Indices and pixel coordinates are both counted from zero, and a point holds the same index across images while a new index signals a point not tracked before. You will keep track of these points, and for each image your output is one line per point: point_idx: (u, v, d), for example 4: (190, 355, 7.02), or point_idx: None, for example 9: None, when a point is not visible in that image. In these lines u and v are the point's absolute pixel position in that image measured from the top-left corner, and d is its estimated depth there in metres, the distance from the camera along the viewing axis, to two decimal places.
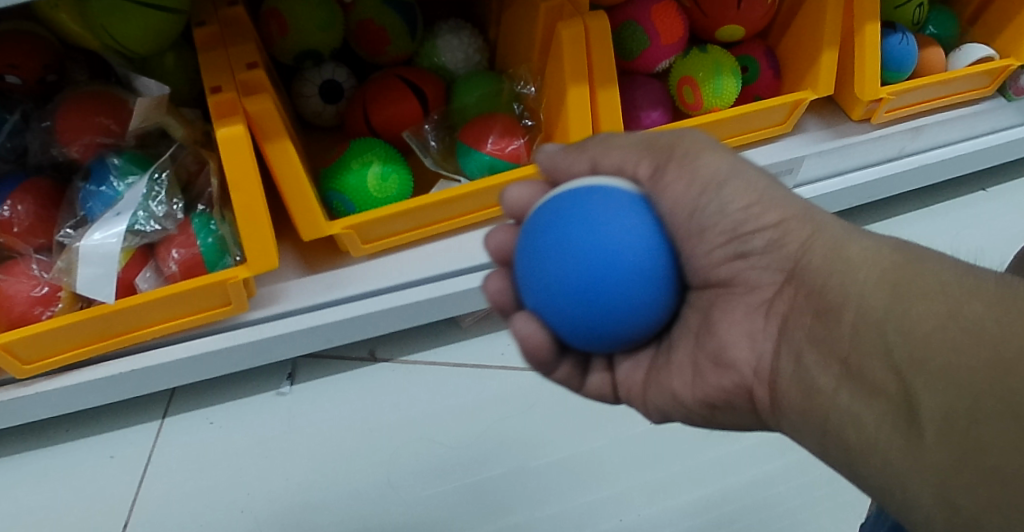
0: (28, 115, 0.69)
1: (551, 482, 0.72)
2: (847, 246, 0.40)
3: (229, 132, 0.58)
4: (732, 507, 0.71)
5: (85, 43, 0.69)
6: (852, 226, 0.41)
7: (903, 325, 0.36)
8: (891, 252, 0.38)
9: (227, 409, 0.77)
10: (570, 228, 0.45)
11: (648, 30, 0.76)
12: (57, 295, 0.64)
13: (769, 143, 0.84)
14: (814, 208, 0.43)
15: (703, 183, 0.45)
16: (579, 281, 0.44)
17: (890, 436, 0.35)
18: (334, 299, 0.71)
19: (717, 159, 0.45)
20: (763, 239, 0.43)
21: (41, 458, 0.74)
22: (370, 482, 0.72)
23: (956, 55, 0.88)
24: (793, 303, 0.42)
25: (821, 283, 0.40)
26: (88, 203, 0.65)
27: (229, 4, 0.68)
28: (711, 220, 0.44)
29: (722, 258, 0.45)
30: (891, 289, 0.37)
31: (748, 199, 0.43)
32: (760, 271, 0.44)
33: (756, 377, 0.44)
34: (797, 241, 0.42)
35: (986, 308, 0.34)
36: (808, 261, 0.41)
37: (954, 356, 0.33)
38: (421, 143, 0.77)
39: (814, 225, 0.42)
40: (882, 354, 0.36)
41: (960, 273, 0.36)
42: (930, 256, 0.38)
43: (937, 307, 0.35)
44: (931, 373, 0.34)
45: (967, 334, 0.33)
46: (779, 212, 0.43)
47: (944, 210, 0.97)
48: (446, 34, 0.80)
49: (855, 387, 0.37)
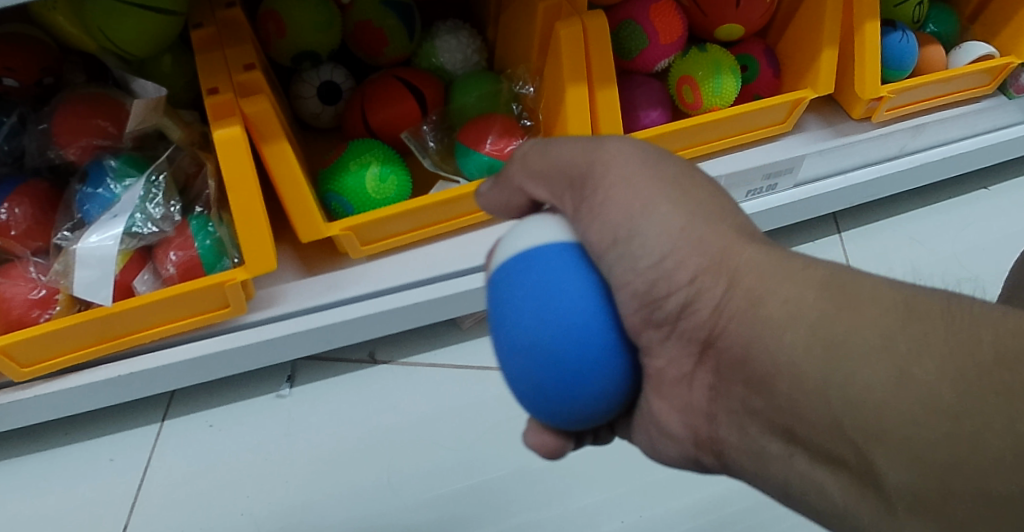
0: (25, 117, 0.68)
1: (551, 484, 0.72)
2: (769, 300, 0.35)
3: (227, 133, 0.58)
4: (735, 508, 0.71)
5: (82, 45, 0.69)
6: (769, 254, 0.37)
7: (849, 394, 0.32)
8: (818, 298, 0.34)
9: (226, 412, 0.77)
10: (515, 323, 0.40)
11: (647, 29, 0.76)
12: (55, 297, 0.64)
13: (769, 142, 0.83)
14: (733, 239, 0.37)
15: (611, 234, 0.38)
16: (549, 385, 0.39)
17: (858, 509, 0.33)
18: (334, 301, 0.71)
19: (628, 196, 0.38)
20: (680, 299, 0.37)
21: (41, 461, 0.74)
22: (370, 484, 0.72)
23: (957, 52, 0.88)
24: (718, 375, 0.39)
25: (743, 350, 0.36)
26: (85, 205, 0.65)
27: (227, 6, 0.68)
28: (623, 278, 0.38)
29: (638, 323, 0.40)
30: (825, 351, 0.33)
31: (659, 251, 0.37)
32: (682, 339, 0.39)
33: (697, 448, 0.43)
34: (713, 301, 0.37)
35: (938, 366, 0.31)
36: (728, 322, 0.37)
37: (915, 430, 0.31)
38: (420, 143, 0.76)
39: (730, 276, 0.36)
40: (832, 429, 0.33)
41: (898, 314, 0.33)
42: (863, 292, 0.34)
43: (880, 369, 0.32)
44: (889, 447, 0.31)
45: (923, 404, 0.31)
46: (692, 267, 0.37)
47: (945, 209, 0.97)
48: (445, 35, 0.79)
49: (809, 454, 0.35)
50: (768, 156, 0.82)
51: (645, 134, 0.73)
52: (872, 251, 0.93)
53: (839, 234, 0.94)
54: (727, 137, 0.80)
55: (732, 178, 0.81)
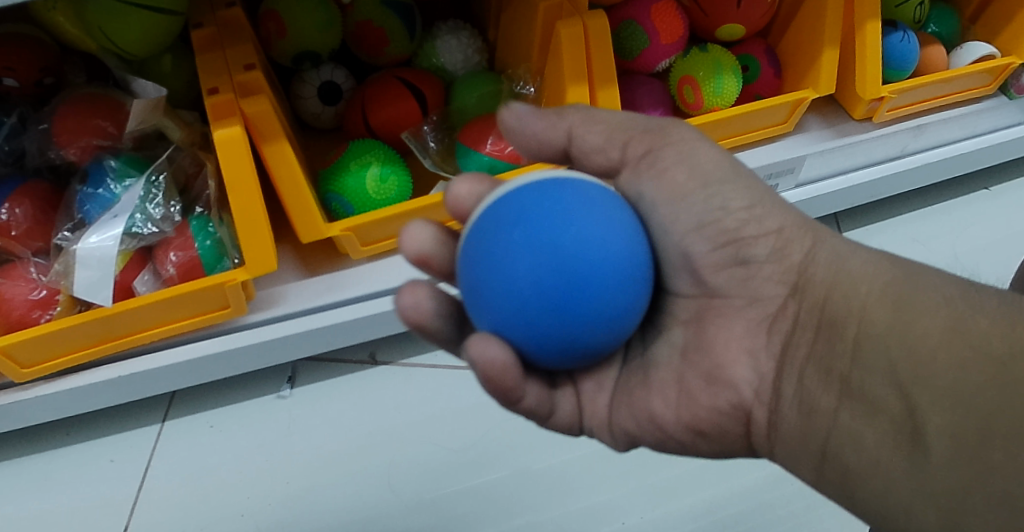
0: (25, 117, 0.68)
1: (551, 485, 0.71)
2: (850, 258, 0.43)
3: (227, 133, 0.58)
4: (736, 510, 0.71)
5: (83, 45, 0.69)
6: (848, 240, 0.45)
7: (908, 338, 0.39)
8: (889, 268, 0.42)
9: (227, 413, 0.76)
10: (537, 230, 0.42)
11: (648, 30, 0.76)
12: (56, 298, 0.63)
13: (770, 142, 0.83)
14: (814, 224, 0.46)
15: (700, 181, 0.46)
16: (552, 293, 0.41)
17: (893, 457, 0.38)
18: (333, 302, 0.70)
19: (719, 161, 0.47)
20: (762, 245, 0.45)
21: (40, 462, 0.74)
22: (371, 486, 0.71)
23: (958, 52, 0.88)
24: (795, 322, 0.45)
25: (821, 296, 0.44)
26: (85, 206, 0.65)
27: (227, 5, 0.68)
28: (711, 220, 0.45)
29: (710, 266, 0.46)
30: (892, 303, 0.41)
31: (748, 200, 0.45)
32: (763, 282, 0.46)
33: (756, 398, 0.45)
34: (800, 251, 0.45)
35: (991, 324, 0.38)
36: (809, 275, 0.45)
37: (964, 373, 0.37)
38: (420, 144, 0.76)
39: (814, 236, 0.45)
40: (886, 371, 0.40)
41: (959, 287, 0.40)
42: (926, 272, 0.42)
43: (939, 320, 0.39)
44: (936, 390, 0.37)
45: (974, 349, 0.37)
46: (779, 220, 0.45)
47: (946, 209, 0.97)
48: (446, 35, 0.79)
49: (855, 404, 0.41)
50: (769, 157, 0.81)
51: None
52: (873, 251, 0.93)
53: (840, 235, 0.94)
54: (728, 137, 0.80)
55: None
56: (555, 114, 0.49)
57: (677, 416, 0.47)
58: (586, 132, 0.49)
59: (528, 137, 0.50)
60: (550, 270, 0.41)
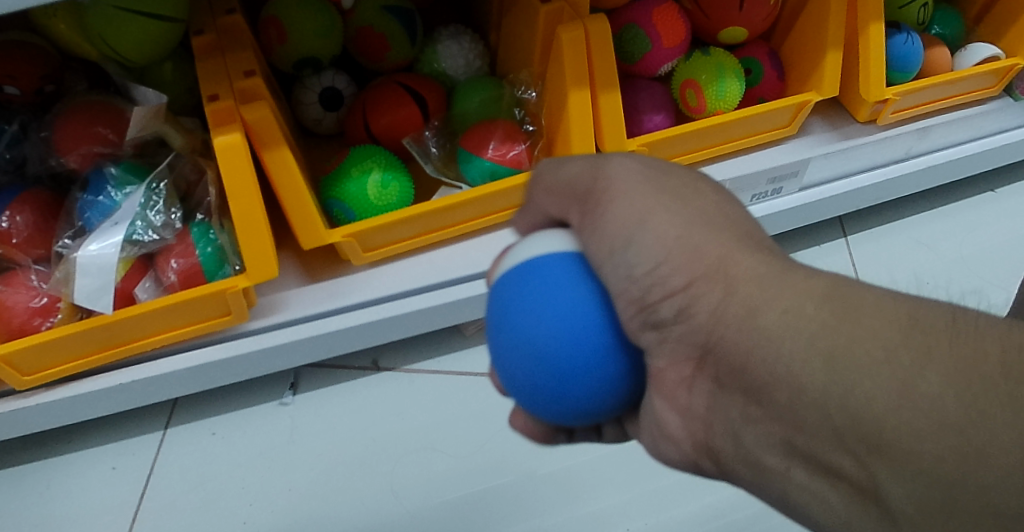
0: (27, 125, 0.68)
1: (557, 489, 0.71)
2: (766, 309, 0.33)
3: (227, 141, 0.58)
4: (742, 515, 0.70)
5: (83, 52, 0.69)
6: (769, 268, 0.35)
7: (849, 403, 0.31)
8: (818, 309, 0.32)
9: (229, 419, 0.76)
10: (510, 317, 0.40)
11: (650, 34, 0.76)
12: (57, 305, 0.63)
13: (773, 146, 0.83)
14: (733, 245, 0.36)
15: (609, 244, 0.38)
16: (544, 384, 0.39)
17: (861, 516, 0.32)
18: (336, 308, 0.70)
19: (628, 206, 0.37)
20: (674, 305, 0.36)
21: (43, 470, 0.73)
22: (373, 492, 0.71)
23: (962, 54, 0.87)
24: (716, 384, 0.37)
25: (741, 359, 0.34)
26: (86, 213, 0.65)
27: (227, 12, 0.67)
28: (620, 285, 0.37)
29: (636, 327, 0.38)
30: (824, 362, 0.31)
31: (654, 257, 0.36)
32: (678, 344, 0.37)
33: (696, 452, 0.40)
34: (710, 306, 0.35)
35: (943, 379, 0.29)
36: (723, 333, 0.35)
37: (921, 444, 0.29)
38: (422, 149, 0.76)
39: (727, 284, 0.35)
40: (834, 441, 0.31)
41: (903, 328, 0.31)
42: (867, 303, 0.32)
43: (882, 382, 0.30)
44: (895, 460, 0.30)
45: (926, 416, 0.29)
46: (687, 273, 0.35)
47: (952, 212, 0.96)
48: (446, 40, 0.79)
49: (808, 465, 0.33)
50: (773, 160, 0.81)
51: (648, 139, 0.72)
52: (879, 254, 0.92)
53: (845, 238, 0.93)
54: (730, 140, 0.79)
55: (736, 183, 0.80)
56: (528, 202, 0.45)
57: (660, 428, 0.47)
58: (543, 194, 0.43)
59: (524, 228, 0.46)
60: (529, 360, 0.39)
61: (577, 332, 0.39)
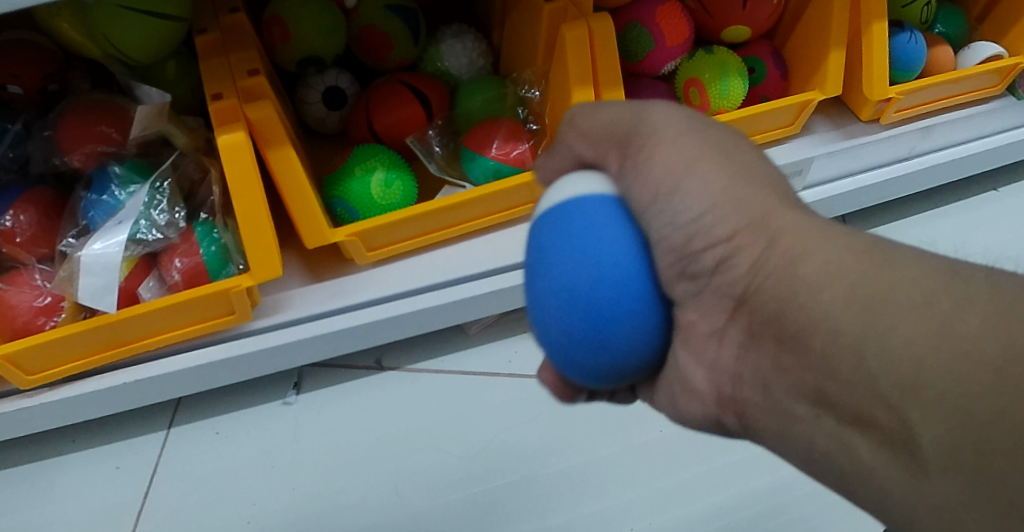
0: (30, 124, 0.68)
1: (561, 490, 0.71)
2: (806, 260, 0.34)
3: (231, 139, 0.57)
4: (747, 515, 0.70)
5: (86, 51, 0.69)
6: (812, 222, 0.36)
7: (885, 349, 0.31)
8: (859, 260, 0.33)
9: (233, 418, 0.76)
10: (554, 258, 0.40)
11: (653, 32, 0.76)
12: (61, 304, 0.63)
13: (776, 145, 0.83)
14: (773, 199, 0.36)
15: (653, 189, 0.38)
16: (578, 329, 0.39)
17: (887, 467, 0.32)
18: (340, 307, 0.70)
19: (674, 153, 0.37)
20: (715, 254, 0.37)
21: (47, 470, 0.73)
22: (377, 491, 0.71)
23: (966, 52, 0.87)
24: (750, 331, 0.38)
25: (777, 308, 0.35)
26: (89, 212, 0.65)
27: (230, 11, 0.67)
28: (661, 233, 0.38)
29: (672, 276, 0.39)
30: (862, 305, 0.32)
31: (698, 206, 0.36)
32: (716, 294, 0.39)
33: (720, 407, 0.42)
34: (751, 258, 0.36)
35: (983, 321, 0.30)
36: (762, 281, 0.36)
37: (955, 384, 0.29)
38: (426, 148, 0.76)
39: (770, 235, 0.36)
40: (866, 387, 0.32)
41: (944, 276, 0.32)
42: (907, 256, 0.33)
43: (920, 325, 0.31)
44: (928, 404, 0.30)
45: (963, 356, 0.29)
46: (731, 223, 0.36)
47: (956, 211, 0.96)
48: (450, 39, 0.79)
49: (838, 415, 0.34)
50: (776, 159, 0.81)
51: None
52: None
53: None
54: None
55: None
56: (557, 144, 0.45)
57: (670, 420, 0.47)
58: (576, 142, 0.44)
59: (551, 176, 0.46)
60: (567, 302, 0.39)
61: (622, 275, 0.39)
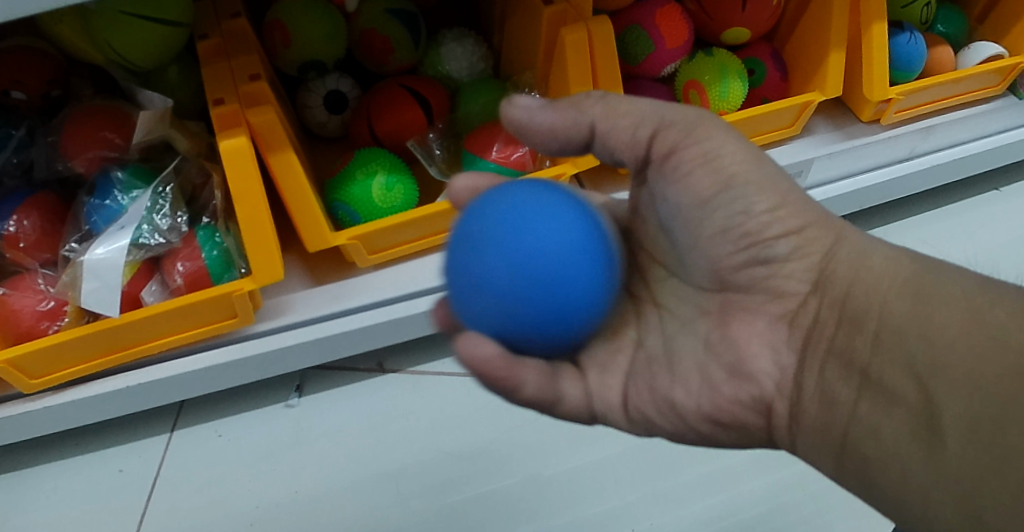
0: (33, 130, 0.69)
1: (561, 492, 0.71)
2: (872, 256, 0.43)
3: (233, 144, 0.58)
4: (749, 515, 0.70)
5: (88, 57, 0.69)
6: (870, 234, 0.45)
7: (926, 331, 0.39)
8: (911, 262, 0.42)
9: (236, 422, 0.76)
10: (492, 214, 0.43)
11: (653, 34, 0.76)
12: (64, 309, 0.64)
13: (777, 145, 0.83)
14: (827, 211, 0.45)
15: (720, 181, 0.43)
16: (499, 273, 0.42)
17: (910, 449, 0.38)
18: (341, 311, 0.70)
19: (741, 150, 0.44)
20: (786, 242, 0.44)
21: (51, 473, 0.74)
22: (380, 493, 0.71)
23: (965, 52, 0.87)
24: (818, 314, 0.44)
25: (842, 294, 0.43)
26: (93, 217, 0.65)
27: (233, 16, 0.67)
28: (732, 221, 0.44)
29: (742, 262, 0.45)
30: (913, 296, 0.40)
31: (772, 200, 0.43)
32: (785, 281, 0.45)
33: (777, 390, 0.45)
34: (821, 248, 0.44)
35: (1009, 315, 0.37)
36: (831, 271, 0.44)
37: (980, 363, 0.36)
38: (426, 151, 0.76)
39: (837, 232, 0.44)
40: (904, 363, 0.39)
41: (980, 281, 0.40)
42: (946, 267, 0.41)
43: (959, 311, 0.38)
44: (953, 381, 0.37)
45: (993, 340, 0.37)
46: (802, 218, 0.44)
47: (957, 211, 0.96)
48: (451, 43, 0.79)
49: (874, 396, 0.40)
50: (778, 160, 0.81)
51: None
52: None
53: None
54: None
55: None
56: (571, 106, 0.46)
57: (700, 403, 0.47)
58: (609, 120, 0.46)
59: (546, 128, 0.47)
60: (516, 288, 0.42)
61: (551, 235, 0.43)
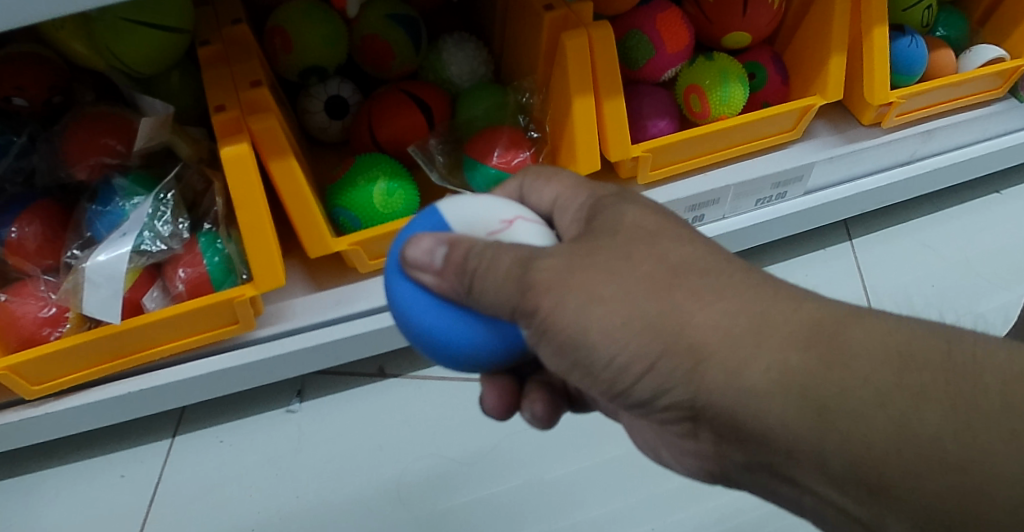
0: (36, 136, 0.70)
1: (561, 495, 0.71)
2: (750, 370, 0.33)
3: (234, 150, 0.58)
4: (751, 518, 0.70)
5: (90, 64, 0.69)
6: (738, 319, 0.34)
7: (846, 453, 0.32)
8: (802, 361, 0.33)
9: (237, 427, 0.76)
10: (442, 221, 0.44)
11: (654, 39, 0.76)
12: (66, 315, 0.64)
13: (778, 150, 0.83)
14: (683, 301, 0.35)
15: (563, 340, 0.37)
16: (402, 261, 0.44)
17: None
18: (342, 316, 0.71)
19: (570, 303, 0.35)
20: (651, 386, 0.37)
21: (53, 479, 0.74)
22: (380, 498, 0.71)
23: (966, 55, 0.87)
24: (717, 439, 0.38)
25: (729, 422, 0.35)
26: (94, 224, 0.65)
27: (233, 23, 0.67)
28: (596, 369, 0.37)
29: (621, 399, 0.39)
30: (814, 415, 0.32)
31: (615, 348, 0.35)
32: (670, 410, 0.38)
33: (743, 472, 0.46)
34: (684, 380, 0.35)
35: (939, 420, 0.31)
36: (706, 402, 0.35)
37: (918, 486, 0.30)
38: (428, 156, 0.76)
39: (695, 356, 0.34)
40: (831, 485, 0.33)
41: (892, 369, 0.32)
42: (851, 345, 0.33)
43: (877, 426, 0.31)
44: (892, 506, 0.31)
45: (923, 458, 0.30)
46: (652, 351, 0.35)
47: (959, 214, 0.96)
48: (452, 48, 0.79)
49: (812, 503, 0.36)
50: (778, 164, 0.81)
51: (654, 143, 0.73)
52: (885, 257, 0.92)
53: (850, 241, 0.93)
54: (736, 144, 0.79)
55: (740, 188, 0.80)
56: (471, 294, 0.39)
57: None
58: (486, 307, 0.39)
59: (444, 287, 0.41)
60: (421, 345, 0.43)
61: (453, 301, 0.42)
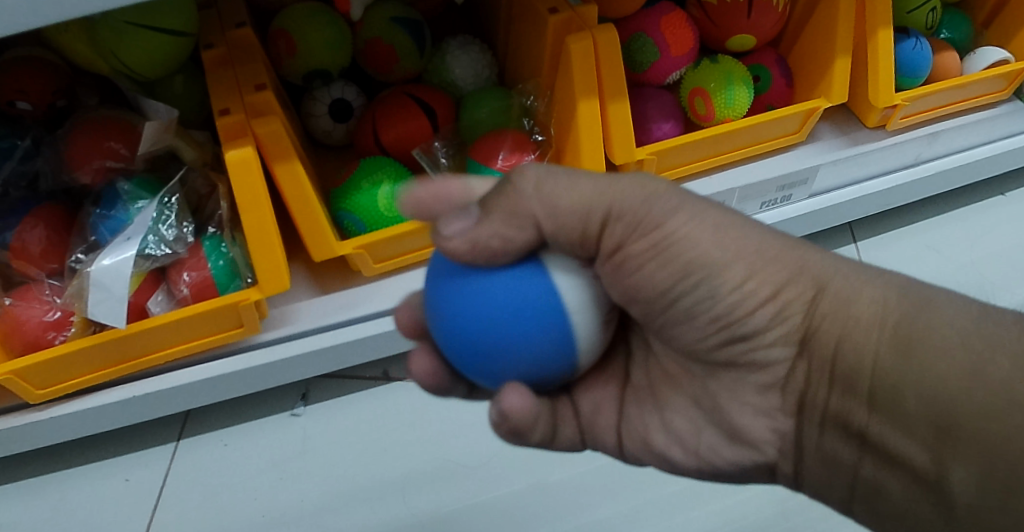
0: (39, 140, 0.69)
1: (566, 497, 0.71)
2: (857, 302, 0.40)
3: (239, 155, 0.58)
4: (756, 520, 0.70)
5: (94, 67, 0.69)
6: (849, 268, 0.41)
7: (925, 388, 0.37)
8: (900, 302, 0.39)
9: (241, 431, 0.76)
10: None
11: (658, 42, 0.76)
12: (70, 319, 0.64)
13: (783, 152, 0.83)
14: (806, 249, 0.42)
15: (683, 271, 0.41)
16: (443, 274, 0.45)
17: (921, 498, 0.40)
18: (346, 320, 0.70)
19: (698, 229, 0.40)
20: (767, 314, 0.41)
21: (57, 483, 0.73)
22: (385, 500, 0.71)
23: (971, 58, 0.87)
24: (807, 376, 0.43)
25: (831, 353, 0.41)
26: (98, 228, 0.65)
27: (237, 26, 0.67)
28: (704, 306, 0.42)
29: (722, 340, 0.43)
30: (903, 347, 0.38)
31: (741, 274, 0.40)
32: (768, 350, 0.43)
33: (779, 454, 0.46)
34: (801, 307, 0.41)
35: (1012, 367, 0.35)
36: (815, 329, 0.41)
37: (986, 424, 0.36)
38: (431, 160, 0.75)
39: (817, 285, 0.41)
40: (908, 428, 0.38)
41: (975, 320, 0.37)
42: (937, 299, 0.39)
43: (957, 364, 0.37)
44: (961, 445, 0.37)
45: (997, 396, 0.35)
46: (771, 282, 0.41)
47: (963, 215, 0.96)
48: (456, 50, 0.79)
49: (874, 457, 0.41)
50: (784, 166, 0.81)
51: (658, 147, 0.73)
52: (889, 259, 0.91)
53: (855, 244, 0.93)
54: (740, 146, 0.79)
55: (746, 190, 0.80)
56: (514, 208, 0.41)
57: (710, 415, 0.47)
58: (556, 217, 0.41)
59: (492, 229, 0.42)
60: (470, 346, 0.43)
61: (508, 287, 0.42)
